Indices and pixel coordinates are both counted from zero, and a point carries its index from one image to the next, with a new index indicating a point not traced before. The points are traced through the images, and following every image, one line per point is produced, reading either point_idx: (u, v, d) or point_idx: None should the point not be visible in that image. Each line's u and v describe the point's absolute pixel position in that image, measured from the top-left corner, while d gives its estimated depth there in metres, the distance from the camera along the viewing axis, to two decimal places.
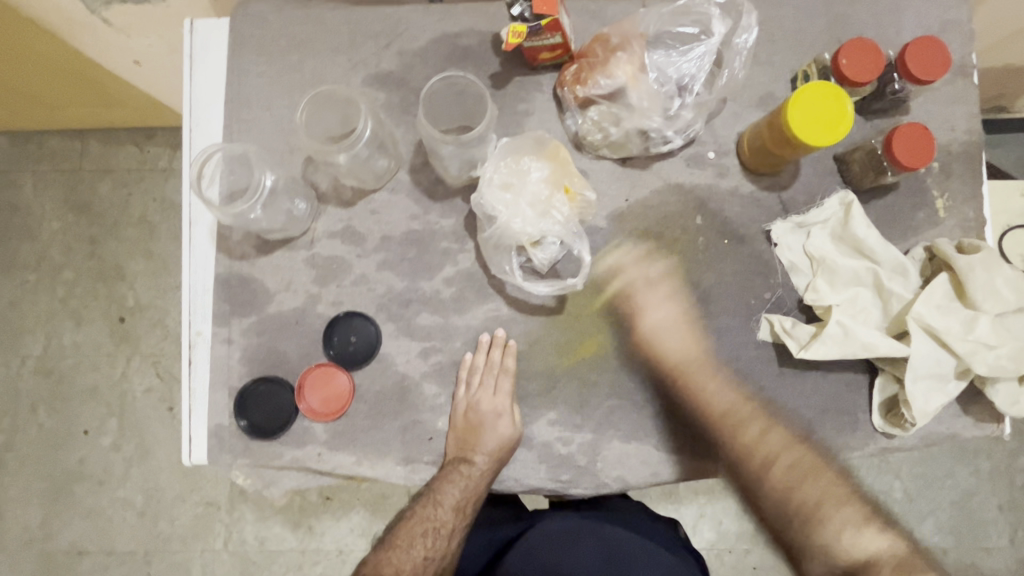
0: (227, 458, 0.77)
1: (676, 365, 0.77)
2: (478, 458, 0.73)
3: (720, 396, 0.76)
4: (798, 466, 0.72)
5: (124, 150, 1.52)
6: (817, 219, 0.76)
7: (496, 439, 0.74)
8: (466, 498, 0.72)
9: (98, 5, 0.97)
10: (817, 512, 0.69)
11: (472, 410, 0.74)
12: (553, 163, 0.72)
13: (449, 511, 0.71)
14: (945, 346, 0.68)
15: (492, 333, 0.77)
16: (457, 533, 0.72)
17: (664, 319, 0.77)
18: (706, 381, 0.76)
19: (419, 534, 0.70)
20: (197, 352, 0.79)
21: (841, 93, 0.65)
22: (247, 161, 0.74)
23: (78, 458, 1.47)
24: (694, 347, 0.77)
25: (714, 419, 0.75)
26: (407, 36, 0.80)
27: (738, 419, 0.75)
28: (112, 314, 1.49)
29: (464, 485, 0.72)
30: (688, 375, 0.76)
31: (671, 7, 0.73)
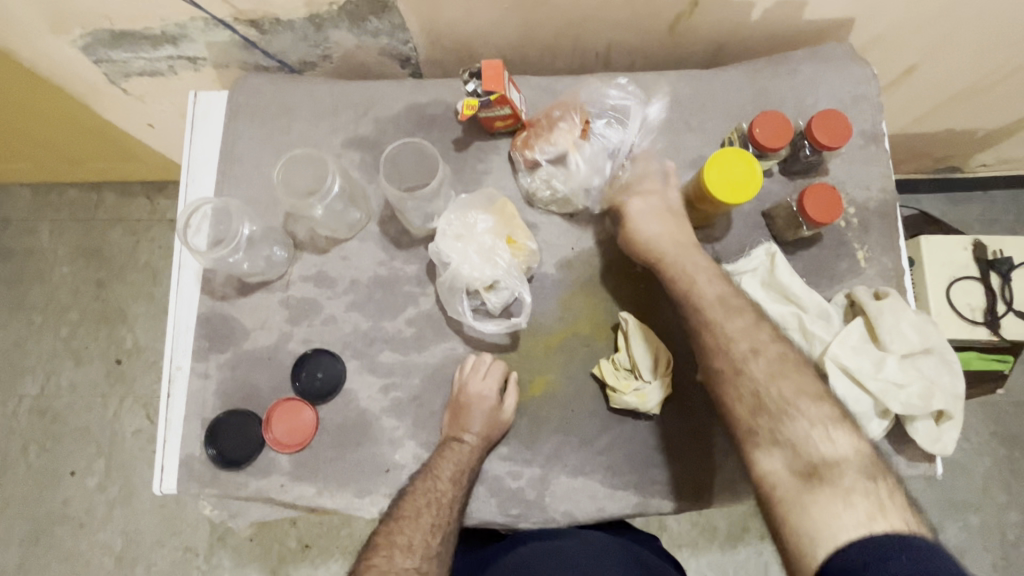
0: (195, 488, 0.81)
1: (663, 252, 0.80)
2: (471, 433, 0.78)
3: (706, 286, 0.77)
4: (770, 362, 0.71)
5: (136, 202, 1.66)
6: (746, 268, 0.83)
7: (486, 414, 0.78)
8: (463, 473, 0.77)
9: (119, 78, 1.12)
10: (788, 406, 0.68)
11: (466, 391, 0.79)
12: (499, 217, 0.81)
13: (448, 482, 0.76)
14: (860, 385, 0.72)
15: (479, 353, 0.83)
16: (458, 502, 0.76)
17: (654, 213, 0.81)
18: (684, 267, 0.78)
19: (425, 507, 0.74)
20: (176, 386, 0.85)
21: (750, 158, 0.74)
22: (230, 213, 0.83)
23: (62, 499, 1.52)
24: (685, 244, 0.80)
25: (698, 305, 0.76)
26: (382, 106, 0.91)
27: (726, 310, 0.75)
28: (111, 355, 1.58)
29: (458, 458, 0.77)
30: (672, 263, 0.79)
31: (596, 89, 0.87)
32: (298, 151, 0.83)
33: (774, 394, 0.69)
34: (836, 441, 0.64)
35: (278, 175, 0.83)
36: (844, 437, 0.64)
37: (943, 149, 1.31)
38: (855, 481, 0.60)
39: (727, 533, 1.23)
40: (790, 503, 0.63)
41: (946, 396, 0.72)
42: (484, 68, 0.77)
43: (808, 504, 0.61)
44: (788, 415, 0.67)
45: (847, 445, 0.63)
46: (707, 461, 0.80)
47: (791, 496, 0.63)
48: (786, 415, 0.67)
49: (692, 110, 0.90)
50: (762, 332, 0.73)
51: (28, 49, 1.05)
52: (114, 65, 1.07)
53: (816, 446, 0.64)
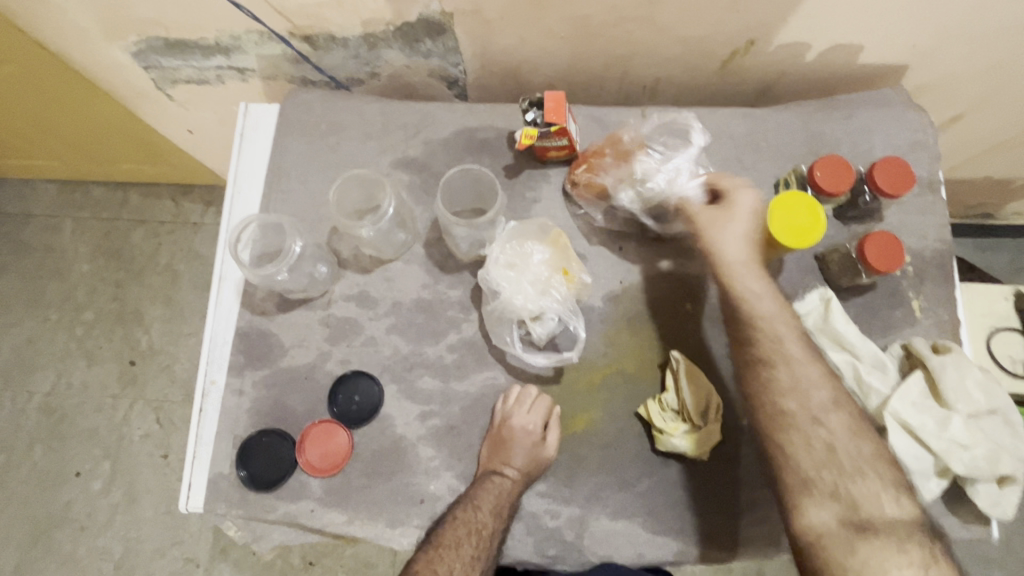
0: (222, 508, 0.79)
1: (747, 289, 0.76)
2: (514, 466, 0.76)
3: (763, 300, 0.75)
4: (846, 419, 0.68)
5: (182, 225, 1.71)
6: (799, 313, 0.81)
7: (534, 446, 0.77)
8: (503, 505, 0.75)
9: (166, 84, 1.12)
10: (858, 467, 0.65)
11: (510, 420, 0.78)
12: (555, 249, 0.80)
13: (488, 514, 0.73)
14: (922, 442, 0.70)
15: (523, 387, 0.80)
16: (497, 536, 0.74)
17: (749, 250, 0.78)
18: (744, 278, 0.76)
19: (466, 537, 0.71)
20: (209, 401, 0.83)
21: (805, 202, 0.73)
22: (282, 229, 0.82)
23: (66, 501, 1.61)
24: (749, 255, 0.77)
25: (778, 346, 0.73)
26: (433, 128, 0.90)
27: (782, 325, 0.74)
28: (125, 357, 1.69)
29: (498, 491, 0.74)
30: (755, 301, 0.76)
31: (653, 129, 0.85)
32: (354, 173, 0.83)
33: (847, 450, 0.66)
34: (899, 509, 0.62)
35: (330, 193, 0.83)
36: (907, 502, 0.62)
37: (980, 196, 1.30)
38: (914, 544, 0.59)
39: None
40: (837, 551, 0.61)
41: (1012, 460, 0.69)
42: (545, 99, 0.77)
43: (862, 554, 0.60)
44: (860, 474, 0.64)
45: (910, 512, 0.62)
46: (753, 511, 0.77)
47: (825, 517, 0.63)
48: (860, 474, 0.64)
49: (745, 149, 0.89)
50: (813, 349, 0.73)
51: (79, 52, 1.06)
52: (163, 71, 1.08)
53: (881, 508, 0.62)
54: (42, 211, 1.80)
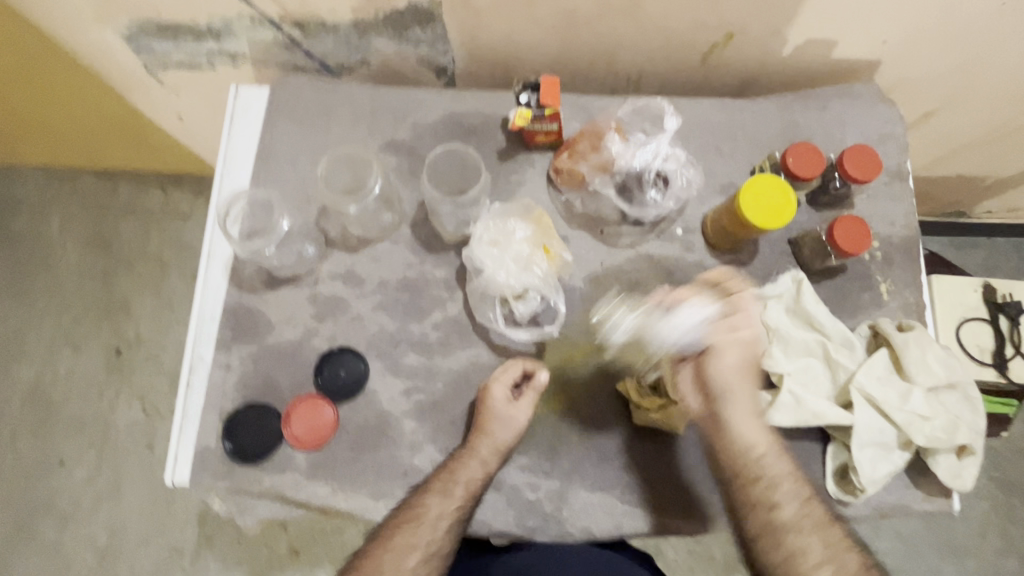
0: (208, 480, 0.80)
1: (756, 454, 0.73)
2: (486, 440, 0.77)
3: (772, 462, 0.73)
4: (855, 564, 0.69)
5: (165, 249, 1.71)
6: (771, 294, 0.84)
7: (506, 423, 0.78)
8: (473, 479, 0.76)
9: (157, 68, 1.13)
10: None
11: (486, 394, 0.80)
12: (538, 226, 0.83)
13: (456, 486, 0.75)
14: (885, 415, 0.74)
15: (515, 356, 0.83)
16: (463, 510, 0.75)
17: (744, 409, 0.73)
18: (742, 419, 0.73)
19: (427, 506, 0.74)
20: (196, 376, 0.84)
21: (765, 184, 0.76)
22: (271, 206, 0.88)
23: (50, 490, 1.60)
24: (749, 391, 0.74)
25: (795, 511, 0.71)
26: (420, 113, 0.92)
27: (778, 459, 0.73)
28: (112, 346, 1.69)
29: (468, 464, 0.76)
30: (764, 466, 0.73)
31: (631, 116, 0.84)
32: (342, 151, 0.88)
33: None
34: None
35: (319, 171, 0.88)
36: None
37: (953, 194, 1.34)
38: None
39: (724, 563, 1.23)
40: None
41: (970, 431, 0.73)
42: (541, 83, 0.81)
43: None
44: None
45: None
46: None
47: None
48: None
49: (723, 138, 0.92)
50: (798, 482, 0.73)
51: (71, 35, 1.06)
52: (155, 56, 1.09)
53: None
54: (29, 199, 1.79)
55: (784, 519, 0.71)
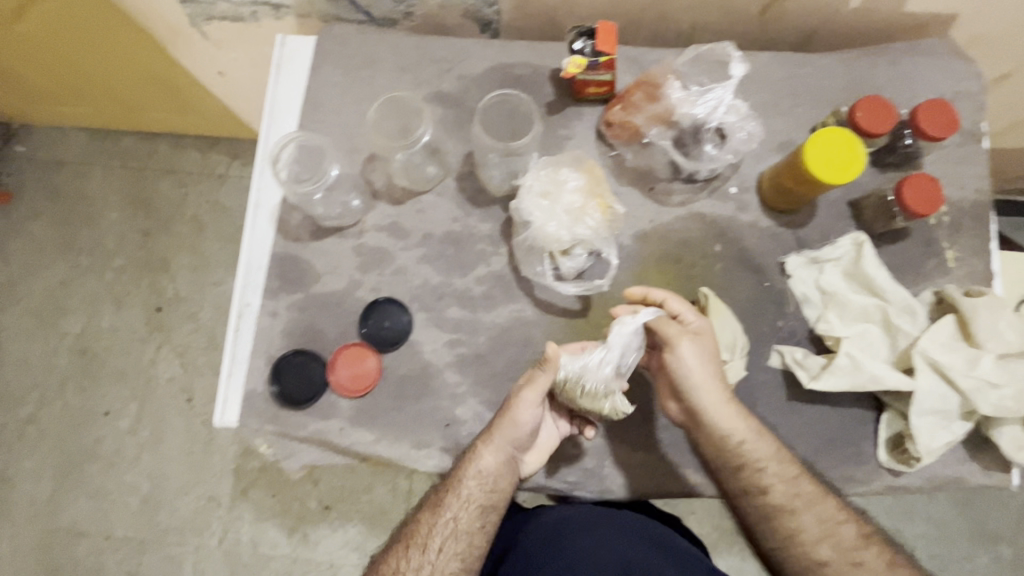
0: (256, 424, 0.82)
1: (738, 438, 0.73)
2: (499, 437, 0.75)
3: (756, 442, 0.73)
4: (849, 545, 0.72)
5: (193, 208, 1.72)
6: (829, 257, 0.81)
7: (525, 422, 0.74)
8: (489, 474, 0.75)
9: (201, 20, 1.12)
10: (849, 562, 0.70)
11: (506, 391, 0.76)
12: (590, 177, 0.80)
13: (471, 481, 0.75)
14: (949, 381, 0.71)
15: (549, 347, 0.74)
16: (483, 503, 0.76)
17: (711, 401, 0.73)
18: (717, 408, 0.73)
19: (448, 499, 0.76)
20: (244, 322, 0.85)
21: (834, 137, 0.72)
22: (318, 152, 0.84)
23: (95, 438, 1.68)
24: (716, 384, 0.74)
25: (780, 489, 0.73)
26: (467, 63, 0.90)
27: (758, 439, 0.74)
28: (152, 303, 1.73)
29: (482, 460, 0.75)
30: (748, 448, 0.73)
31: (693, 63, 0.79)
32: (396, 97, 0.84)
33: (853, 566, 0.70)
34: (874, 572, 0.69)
35: (369, 117, 0.84)
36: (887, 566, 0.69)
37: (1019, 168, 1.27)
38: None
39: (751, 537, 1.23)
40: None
41: None
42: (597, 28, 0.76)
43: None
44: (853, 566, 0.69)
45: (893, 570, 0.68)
46: None
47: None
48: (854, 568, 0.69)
49: (783, 93, 0.87)
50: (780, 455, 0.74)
51: None
52: (199, 6, 1.08)
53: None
54: (72, 158, 1.83)
55: (774, 503, 0.73)
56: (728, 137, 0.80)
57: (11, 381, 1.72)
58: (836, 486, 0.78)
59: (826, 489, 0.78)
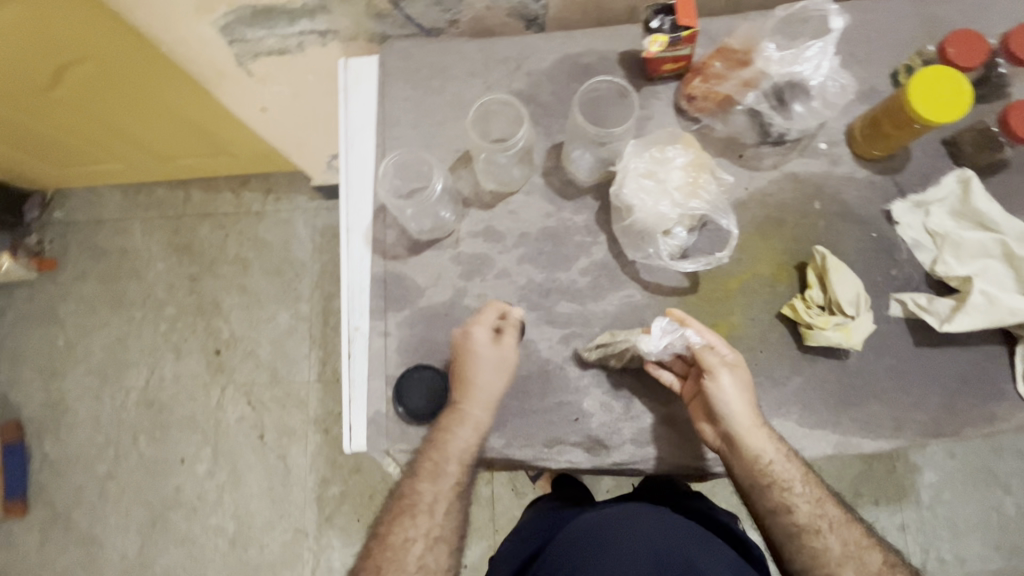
0: (384, 444, 0.82)
1: (776, 474, 0.73)
2: (444, 426, 0.78)
3: (792, 474, 0.73)
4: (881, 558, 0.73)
5: (229, 267, 1.79)
6: (935, 198, 0.80)
7: (459, 412, 0.77)
8: (437, 476, 0.76)
9: (248, 58, 1.13)
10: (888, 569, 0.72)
11: (464, 344, 0.79)
12: (693, 150, 0.80)
13: (424, 486, 0.76)
14: None
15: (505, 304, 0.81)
16: (460, 483, 0.77)
17: (761, 437, 0.74)
18: (764, 444, 0.73)
19: (402, 518, 0.76)
20: (355, 346, 0.85)
21: (935, 79, 0.71)
22: (420, 168, 0.87)
23: (175, 485, 1.70)
24: (751, 410, 0.74)
25: (817, 524, 0.73)
26: (535, 60, 0.90)
27: (795, 469, 0.74)
28: (211, 346, 1.75)
29: (426, 463, 0.77)
30: (786, 480, 0.73)
31: (779, 22, 0.79)
32: (491, 100, 0.85)
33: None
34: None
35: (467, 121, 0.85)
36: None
37: None
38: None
39: None
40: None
41: None
42: (675, 3, 0.76)
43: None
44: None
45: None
46: (907, 397, 0.78)
47: None
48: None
49: (856, 41, 0.86)
50: (814, 483, 0.74)
51: (166, 32, 1.06)
52: (246, 44, 1.08)
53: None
54: (112, 216, 1.86)
55: (799, 522, 0.73)
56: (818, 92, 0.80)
57: (83, 442, 1.74)
58: (979, 426, 0.77)
59: (970, 431, 0.77)
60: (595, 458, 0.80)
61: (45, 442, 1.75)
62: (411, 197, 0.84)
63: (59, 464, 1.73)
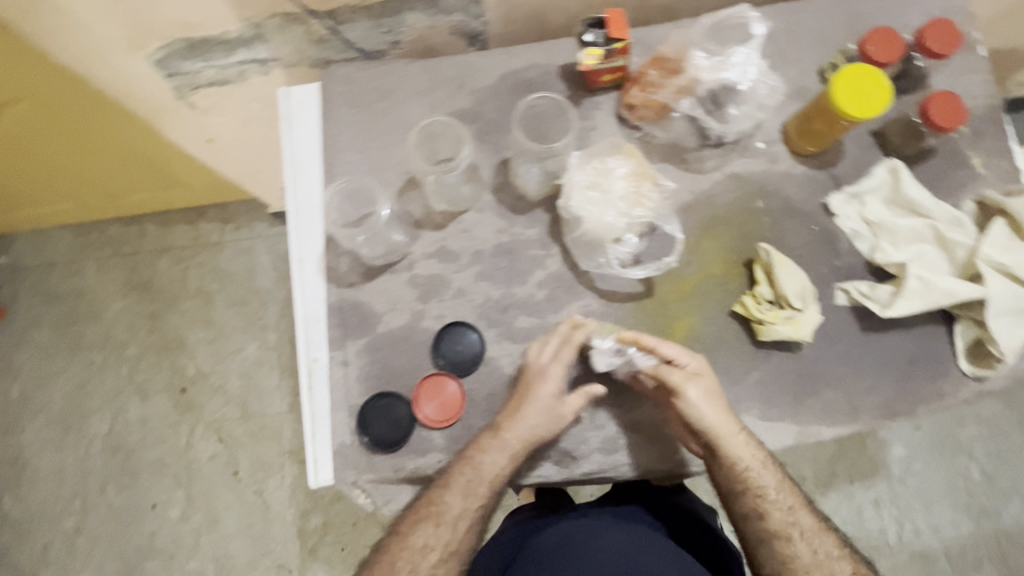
0: (352, 475, 0.81)
1: (752, 481, 0.75)
2: (502, 441, 0.76)
3: (769, 481, 0.75)
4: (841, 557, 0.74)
5: (189, 301, 1.74)
6: (869, 188, 0.83)
7: (525, 428, 0.76)
8: (477, 490, 0.75)
9: (188, 91, 1.10)
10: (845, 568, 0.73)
11: (535, 365, 0.79)
12: (634, 160, 0.81)
13: (456, 497, 0.75)
14: (1018, 279, 0.75)
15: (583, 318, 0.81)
16: (486, 506, 0.76)
17: (740, 446, 0.75)
18: (743, 451, 0.75)
19: (422, 526, 0.75)
20: (316, 379, 0.84)
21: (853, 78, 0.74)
22: (367, 195, 0.87)
23: (149, 533, 1.63)
24: (730, 421, 0.75)
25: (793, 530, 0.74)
26: (477, 77, 0.90)
27: (773, 476, 0.75)
28: (176, 385, 1.70)
29: (464, 475, 0.76)
30: (763, 487, 0.75)
31: (705, 30, 0.81)
32: (432, 124, 0.87)
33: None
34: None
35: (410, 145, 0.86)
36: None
37: None
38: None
39: None
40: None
41: None
42: (606, 16, 0.78)
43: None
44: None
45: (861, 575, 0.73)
46: (859, 382, 0.80)
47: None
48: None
49: (785, 41, 0.89)
50: (791, 489, 0.76)
51: (99, 69, 1.03)
52: (185, 77, 1.05)
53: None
54: (61, 258, 1.78)
55: (771, 527, 0.74)
56: (750, 95, 0.83)
57: (48, 497, 1.66)
58: (928, 404, 0.80)
59: (920, 410, 0.80)
60: (566, 470, 0.80)
61: (6, 500, 1.67)
62: (362, 223, 0.86)
63: (22, 522, 1.65)
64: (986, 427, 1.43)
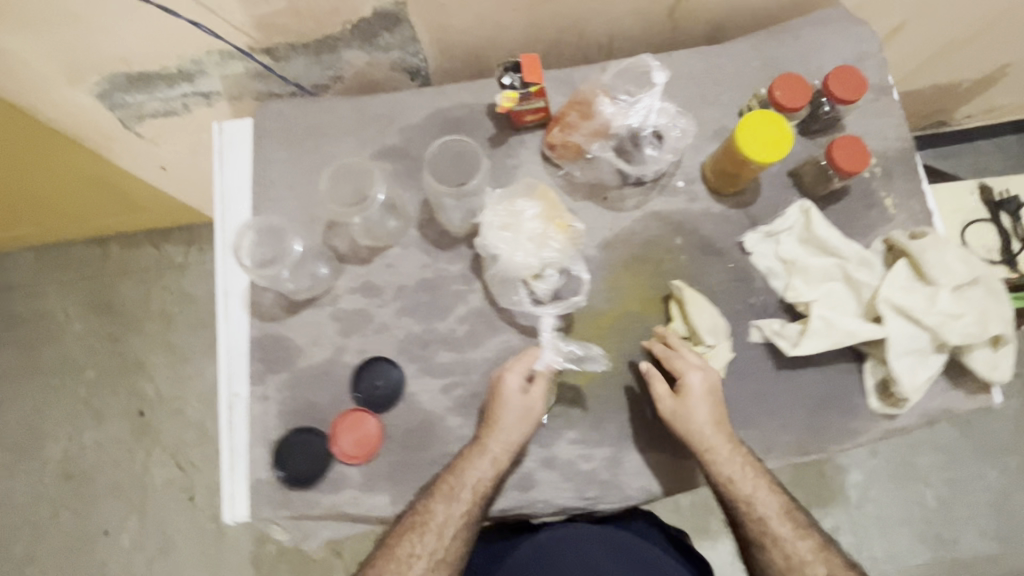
0: (267, 512, 0.80)
1: (735, 488, 0.75)
2: (483, 448, 0.77)
3: (752, 489, 0.75)
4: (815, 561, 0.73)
5: (151, 323, 1.73)
6: (782, 227, 0.85)
7: (505, 433, 0.77)
8: (463, 496, 0.75)
9: (133, 121, 1.11)
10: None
11: (497, 385, 0.79)
12: (545, 201, 0.83)
13: (440, 505, 0.75)
14: (916, 321, 0.76)
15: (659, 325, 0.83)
16: (472, 512, 0.76)
17: (720, 455, 0.75)
18: (727, 462, 0.75)
19: (404, 538, 0.74)
20: (236, 413, 0.84)
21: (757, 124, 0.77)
22: (284, 233, 0.88)
23: (100, 559, 1.60)
24: (713, 432, 0.76)
25: (775, 533, 0.74)
26: (406, 115, 0.92)
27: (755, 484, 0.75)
28: (133, 409, 1.68)
29: (449, 479, 0.76)
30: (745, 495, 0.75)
31: (614, 76, 0.85)
32: (342, 166, 0.89)
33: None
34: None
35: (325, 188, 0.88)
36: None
37: (952, 103, 1.30)
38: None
39: None
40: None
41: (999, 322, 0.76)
42: (521, 61, 0.80)
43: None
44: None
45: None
46: (773, 419, 0.81)
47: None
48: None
49: (705, 85, 0.92)
50: (773, 496, 0.75)
51: (43, 101, 1.04)
52: (129, 108, 1.07)
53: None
54: (23, 279, 1.78)
55: (750, 534, 0.75)
56: (664, 138, 0.86)
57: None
58: (840, 441, 0.81)
59: (832, 448, 0.81)
60: None
61: None
62: (278, 261, 0.85)
63: None
64: (940, 454, 1.43)
